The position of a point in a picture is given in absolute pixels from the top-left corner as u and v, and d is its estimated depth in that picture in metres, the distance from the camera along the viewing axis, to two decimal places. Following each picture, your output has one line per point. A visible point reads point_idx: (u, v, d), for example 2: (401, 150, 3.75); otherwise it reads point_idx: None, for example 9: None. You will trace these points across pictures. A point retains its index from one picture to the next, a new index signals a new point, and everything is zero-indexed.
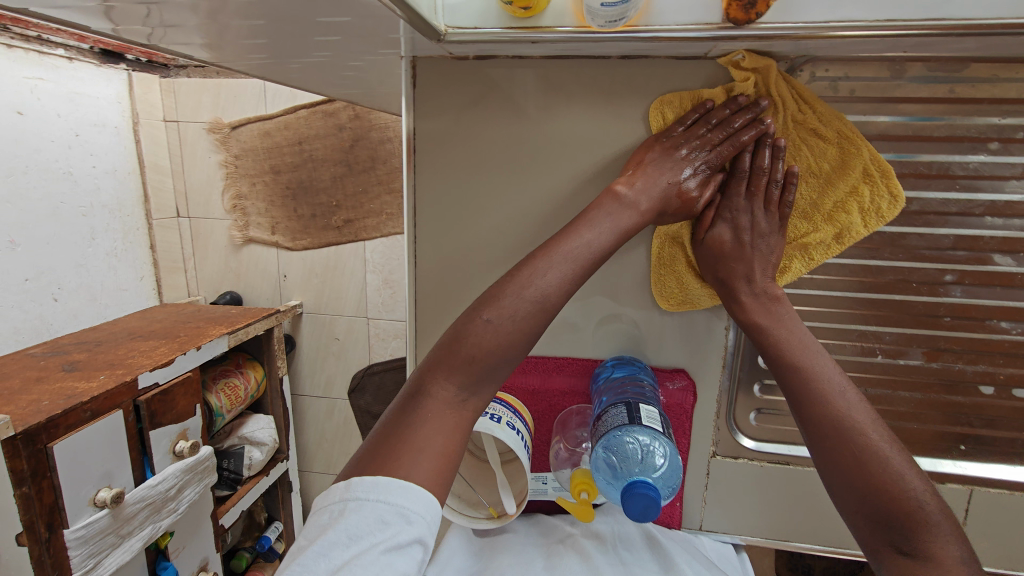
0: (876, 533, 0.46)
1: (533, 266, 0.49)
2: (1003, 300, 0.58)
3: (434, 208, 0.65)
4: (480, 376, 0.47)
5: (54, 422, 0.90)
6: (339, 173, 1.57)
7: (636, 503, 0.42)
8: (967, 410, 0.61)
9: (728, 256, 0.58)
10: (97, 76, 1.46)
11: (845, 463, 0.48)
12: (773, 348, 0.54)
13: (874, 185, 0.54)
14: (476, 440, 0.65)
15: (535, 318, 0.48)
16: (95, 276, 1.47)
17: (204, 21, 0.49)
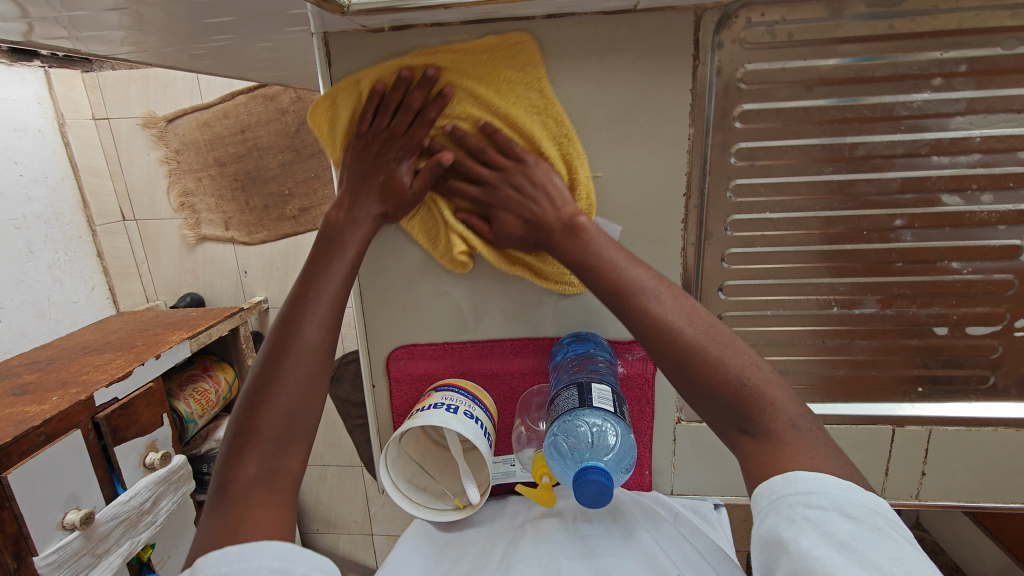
0: (721, 421, 0.43)
1: (307, 316, 0.51)
2: (951, 241, 0.57)
3: None
4: (284, 436, 0.47)
5: (6, 450, 0.87)
6: (287, 160, 1.51)
7: (589, 491, 0.41)
8: (924, 352, 0.61)
9: (523, 215, 0.53)
10: (10, 77, 1.35)
11: (676, 368, 0.44)
12: (593, 273, 0.49)
13: (523, 77, 0.53)
14: (438, 430, 0.63)
15: (313, 362, 0.50)
16: (40, 291, 1.39)
17: (76, 13, 0.44)
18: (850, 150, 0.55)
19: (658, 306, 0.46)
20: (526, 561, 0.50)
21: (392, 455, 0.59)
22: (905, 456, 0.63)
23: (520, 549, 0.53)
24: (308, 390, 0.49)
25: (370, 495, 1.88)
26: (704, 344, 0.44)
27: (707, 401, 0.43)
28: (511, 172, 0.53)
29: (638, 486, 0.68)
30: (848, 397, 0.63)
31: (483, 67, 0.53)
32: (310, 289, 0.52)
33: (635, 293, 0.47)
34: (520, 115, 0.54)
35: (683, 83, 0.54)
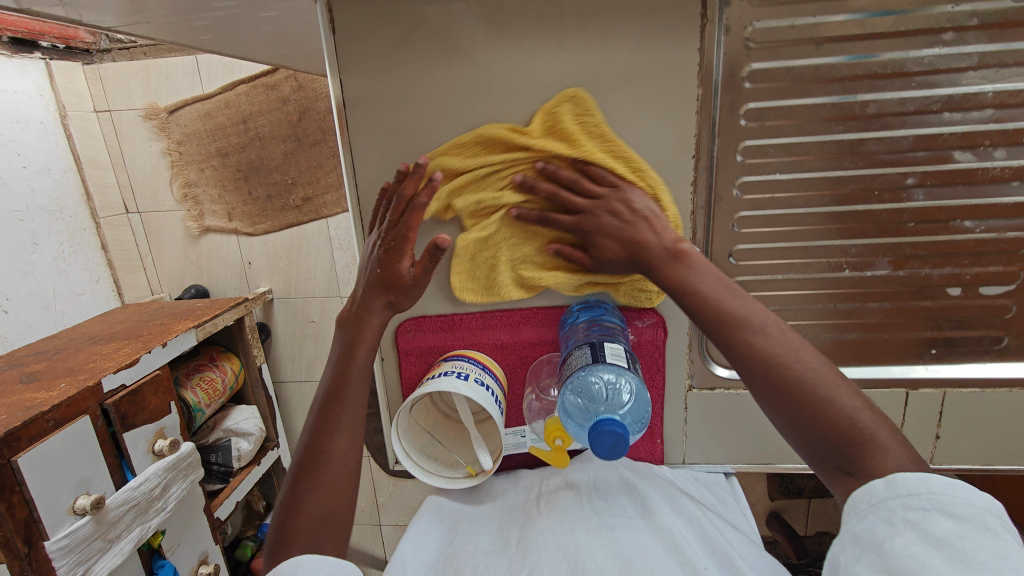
0: (825, 459, 0.42)
1: (333, 426, 0.57)
2: (964, 199, 0.56)
3: (375, 168, 0.60)
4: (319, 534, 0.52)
5: (16, 434, 0.87)
6: (289, 149, 1.51)
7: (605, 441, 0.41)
8: (937, 314, 0.60)
9: (617, 235, 0.54)
10: (11, 69, 1.34)
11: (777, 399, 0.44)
12: (692, 300, 0.49)
13: (592, 115, 0.55)
14: (448, 401, 0.63)
15: (338, 464, 0.56)
16: (45, 282, 1.39)
17: None
18: (861, 108, 0.55)
19: (763, 338, 0.46)
20: (543, 537, 0.51)
21: (402, 421, 0.59)
22: (919, 421, 0.63)
23: (535, 524, 0.54)
24: (336, 493, 0.55)
25: (377, 485, 1.88)
26: (806, 374, 0.44)
27: (813, 438, 0.42)
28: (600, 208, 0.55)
29: (650, 457, 0.68)
30: (860, 360, 0.63)
31: (551, 117, 0.56)
32: (335, 398, 0.58)
33: (741, 326, 0.47)
34: (608, 146, 0.56)
35: (691, 42, 0.53)
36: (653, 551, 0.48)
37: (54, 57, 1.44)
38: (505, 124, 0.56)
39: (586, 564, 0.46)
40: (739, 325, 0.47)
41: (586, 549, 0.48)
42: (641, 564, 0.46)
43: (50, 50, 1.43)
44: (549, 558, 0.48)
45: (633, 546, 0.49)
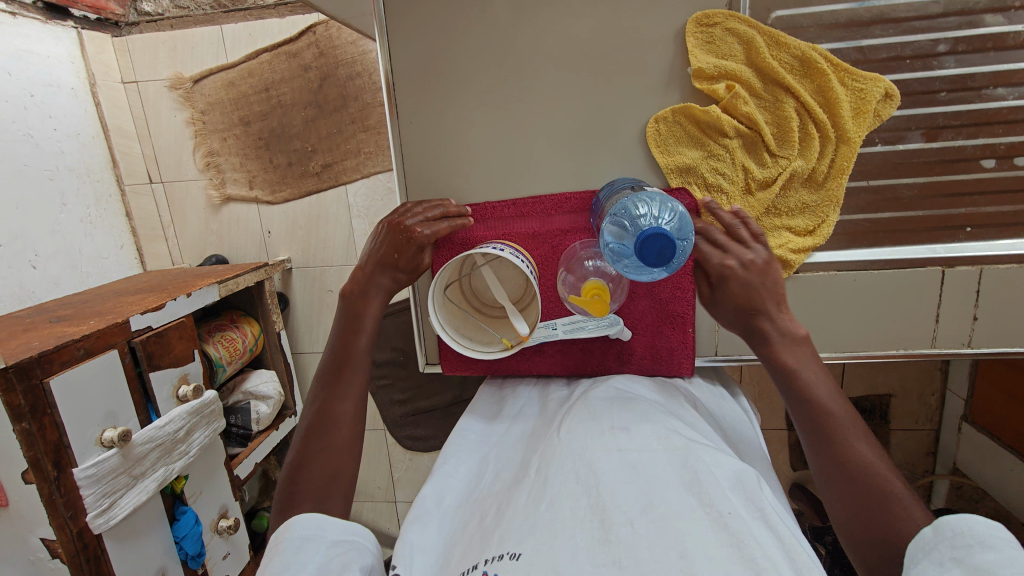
0: (869, 545, 0.50)
1: (338, 390, 0.66)
2: (997, 66, 0.60)
3: (410, 60, 0.69)
4: (325, 490, 0.60)
5: (48, 358, 0.88)
6: (310, 116, 1.53)
7: (652, 246, 0.49)
8: (971, 189, 0.63)
9: (748, 304, 0.64)
10: (45, 34, 1.39)
11: (844, 476, 0.54)
12: (793, 389, 0.60)
13: (861, 96, 0.62)
14: (480, 291, 0.67)
15: (343, 423, 0.65)
16: (72, 242, 1.42)
17: None
18: None
19: (850, 439, 0.55)
20: (561, 464, 0.54)
21: (438, 300, 0.64)
22: (955, 299, 0.65)
23: (554, 451, 0.58)
24: (341, 449, 0.63)
25: (393, 460, 1.87)
26: (878, 475, 0.52)
27: (859, 519, 0.51)
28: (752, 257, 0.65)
29: (681, 345, 0.73)
30: (894, 241, 0.65)
31: (822, 100, 0.63)
32: (339, 366, 0.68)
33: (834, 419, 0.57)
34: (844, 127, 0.63)
35: None
36: (666, 471, 0.51)
37: (85, 27, 1.48)
38: (793, 88, 0.63)
39: (609, 491, 0.49)
40: (831, 418, 0.57)
41: (605, 472, 0.52)
42: (661, 501, 0.47)
43: (82, 20, 1.48)
44: (571, 486, 0.51)
45: (651, 468, 0.51)
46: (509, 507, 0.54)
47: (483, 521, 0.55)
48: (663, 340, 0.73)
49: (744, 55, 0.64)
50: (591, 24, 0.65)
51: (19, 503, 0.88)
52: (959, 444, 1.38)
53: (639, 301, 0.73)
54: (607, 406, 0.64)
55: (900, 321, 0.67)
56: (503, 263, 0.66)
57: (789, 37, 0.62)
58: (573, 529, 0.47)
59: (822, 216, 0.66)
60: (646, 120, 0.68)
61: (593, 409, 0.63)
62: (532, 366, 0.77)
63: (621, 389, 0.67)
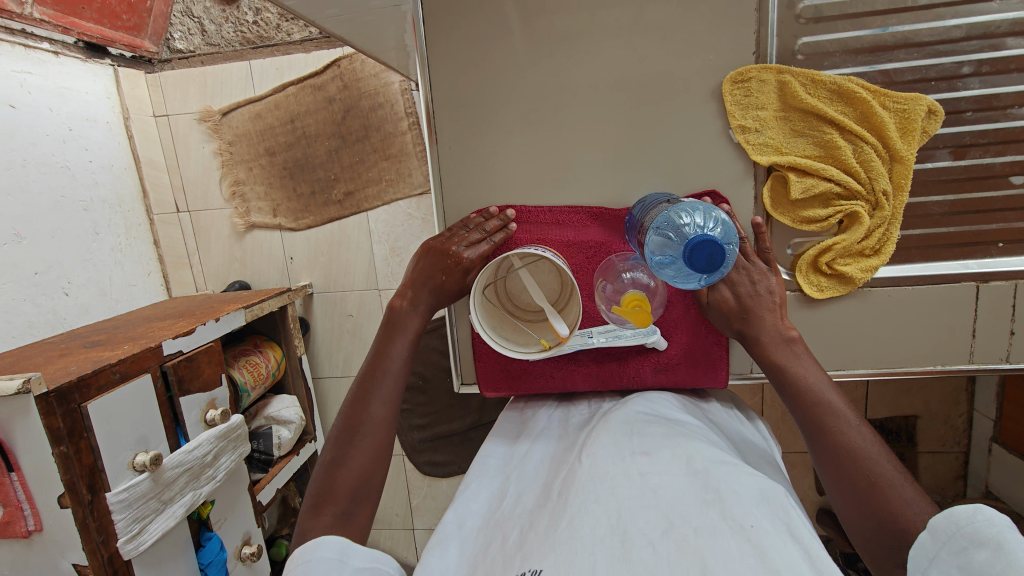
0: (878, 539, 0.53)
1: (373, 397, 0.67)
2: (1020, 86, 0.62)
3: (449, 88, 0.72)
4: (356, 499, 0.62)
5: (86, 382, 0.89)
6: (334, 147, 1.57)
7: (702, 252, 0.57)
8: (1001, 205, 0.64)
9: (733, 314, 0.68)
10: (84, 72, 1.45)
11: (844, 473, 0.56)
12: (793, 388, 0.63)
13: (895, 114, 0.63)
14: (518, 295, 0.73)
15: (379, 434, 0.65)
16: (103, 271, 1.46)
17: None
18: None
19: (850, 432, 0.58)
20: (584, 487, 0.54)
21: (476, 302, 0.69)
22: (993, 314, 0.65)
23: (575, 474, 0.57)
24: (374, 462, 0.64)
25: (411, 488, 1.85)
26: (880, 468, 0.55)
27: (866, 515, 0.54)
28: (743, 272, 0.67)
29: (714, 346, 0.76)
30: (927, 257, 0.66)
31: (853, 116, 0.64)
32: (375, 372, 0.68)
33: (833, 416, 0.60)
34: (878, 143, 0.64)
35: None
36: (685, 490, 0.51)
37: (121, 64, 1.55)
38: (823, 103, 0.65)
39: (631, 514, 0.49)
40: (828, 413, 0.60)
41: (627, 495, 0.52)
42: (684, 525, 0.47)
43: (119, 58, 1.55)
44: (593, 504, 0.51)
45: (669, 490, 0.51)
46: (529, 531, 0.53)
47: (504, 543, 0.54)
48: (697, 344, 0.76)
49: (779, 94, 0.66)
50: (622, 54, 0.68)
51: (53, 529, 0.88)
52: (990, 467, 1.35)
53: (674, 309, 0.76)
54: (628, 430, 0.63)
55: (937, 337, 0.67)
56: (540, 266, 0.72)
57: (824, 74, 0.64)
58: (593, 548, 0.47)
59: (884, 234, 0.66)
60: (679, 143, 0.70)
61: (614, 429, 0.64)
62: (569, 377, 0.78)
63: (646, 413, 0.68)
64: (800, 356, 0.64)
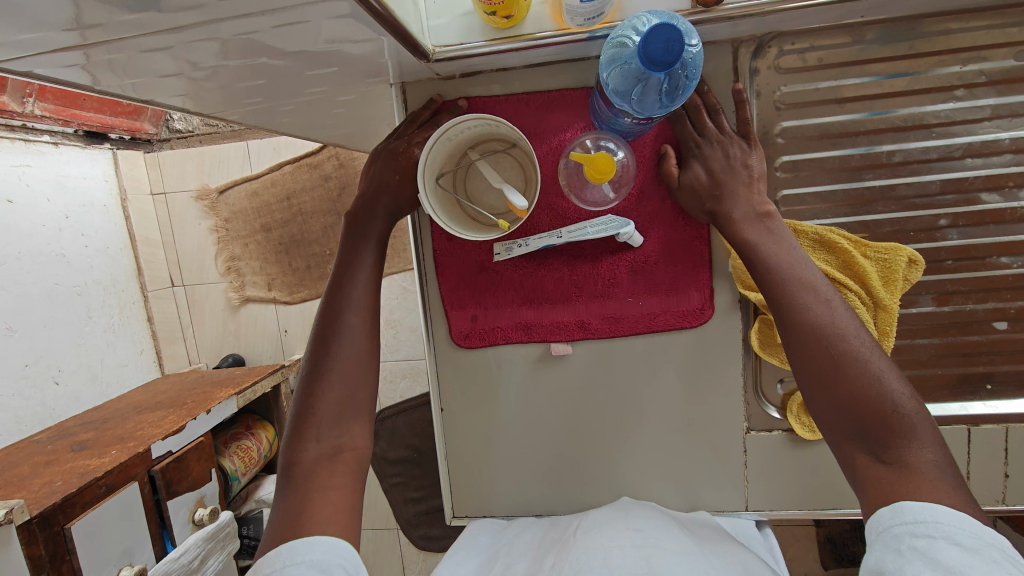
0: (853, 439, 0.47)
1: (345, 304, 0.61)
2: (997, 237, 0.60)
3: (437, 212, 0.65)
4: (342, 416, 0.58)
5: (70, 501, 0.88)
6: (329, 223, 1.59)
7: (659, 40, 0.46)
8: (987, 348, 0.62)
9: (704, 196, 0.58)
10: (83, 158, 1.48)
11: (825, 365, 0.49)
12: (763, 266, 0.54)
13: (880, 263, 0.60)
14: (477, 182, 0.60)
15: (354, 343, 0.60)
16: (94, 355, 1.45)
17: (210, 84, 0.54)
18: (888, 157, 0.60)
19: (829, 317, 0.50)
20: (577, 558, 0.53)
21: (430, 188, 0.57)
22: (984, 458, 0.62)
23: (568, 548, 0.56)
24: (352, 379, 0.59)
25: (406, 561, 1.79)
26: (860, 352, 0.48)
27: (845, 414, 0.47)
28: (713, 145, 0.58)
29: (695, 241, 0.63)
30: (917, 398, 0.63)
31: (837, 263, 0.61)
32: (340, 278, 0.62)
33: (812, 299, 0.51)
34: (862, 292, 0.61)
35: (725, 104, 0.60)
36: (680, 566, 0.50)
37: (120, 147, 1.58)
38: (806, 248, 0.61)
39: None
40: (807, 297, 0.51)
41: (622, 566, 0.50)
42: None
43: (118, 141, 1.58)
44: (589, 574, 0.49)
45: (663, 562, 0.50)
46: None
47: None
48: (676, 238, 0.63)
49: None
50: None
51: None
52: None
53: (647, 200, 0.63)
54: (618, 511, 0.63)
55: None
56: (503, 158, 0.60)
57: (808, 223, 0.61)
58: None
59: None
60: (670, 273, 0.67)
61: (602, 513, 0.64)
62: (538, 283, 0.66)
63: (637, 501, 0.65)
64: (766, 230, 0.56)
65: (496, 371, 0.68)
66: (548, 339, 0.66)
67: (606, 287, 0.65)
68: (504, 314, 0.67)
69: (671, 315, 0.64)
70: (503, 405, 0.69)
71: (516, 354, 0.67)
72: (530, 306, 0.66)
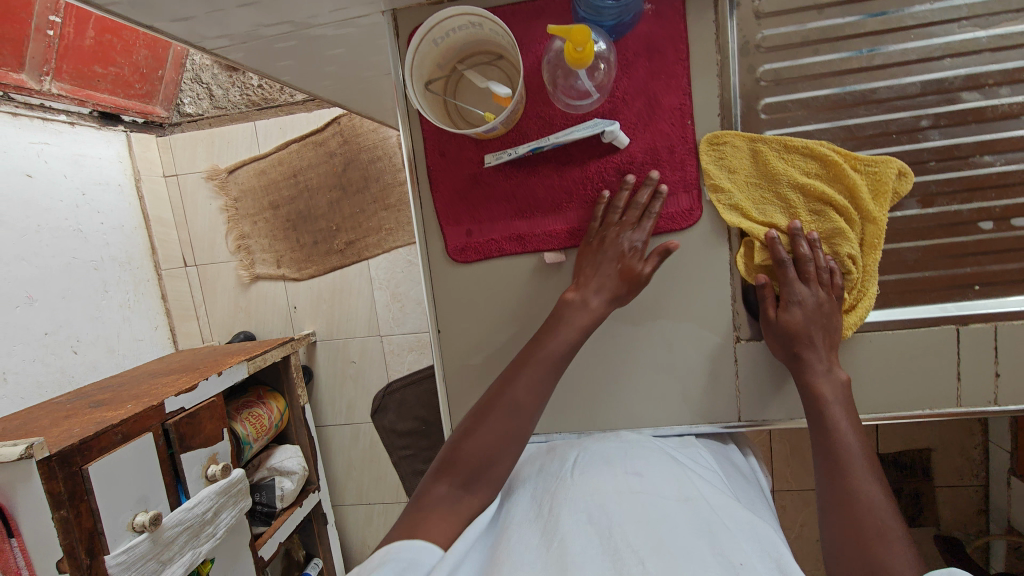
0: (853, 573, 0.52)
1: (521, 378, 0.60)
2: (979, 136, 0.61)
3: (432, 134, 0.67)
4: (477, 479, 0.57)
5: (88, 444, 0.91)
6: (335, 198, 1.63)
7: None
8: (973, 249, 0.63)
9: (793, 337, 0.62)
10: (98, 139, 1.53)
11: (844, 507, 0.55)
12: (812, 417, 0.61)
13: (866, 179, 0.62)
14: (466, 91, 0.63)
15: (514, 418, 0.59)
16: (111, 328, 1.49)
17: (212, 7, 0.58)
18: (867, 61, 0.61)
19: (862, 478, 0.56)
20: (575, 504, 0.53)
21: (419, 92, 0.60)
22: (974, 358, 0.63)
23: (568, 488, 0.57)
24: (505, 441, 0.58)
25: None
26: (876, 506, 0.54)
27: (851, 549, 0.53)
28: (810, 292, 0.62)
29: (682, 141, 0.64)
30: (905, 301, 0.64)
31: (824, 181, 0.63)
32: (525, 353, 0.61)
33: (848, 456, 0.58)
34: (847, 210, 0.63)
35: (705, 14, 0.62)
36: (679, 512, 0.51)
37: (134, 130, 1.64)
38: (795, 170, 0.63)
39: (621, 529, 0.49)
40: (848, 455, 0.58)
41: (621, 516, 0.51)
42: (676, 547, 0.46)
43: (132, 124, 1.63)
44: (589, 520, 0.51)
45: (661, 510, 0.51)
46: (516, 536, 0.52)
47: (502, 537, 0.53)
48: (662, 140, 0.65)
49: (754, 165, 0.64)
50: None
51: None
52: (1012, 502, 1.30)
53: (633, 103, 0.64)
54: (620, 451, 0.63)
55: (925, 385, 0.64)
56: (489, 70, 0.63)
57: (795, 138, 0.63)
58: (584, 562, 0.46)
59: (860, 288, 0.64)
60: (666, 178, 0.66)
61: (604, 450, 0.64)
62: (530, 193, 0.67)
63: (638, 443, 0.66)
64: (840, 391, 0.61)
65: (491, 284, 0.70)
66: (542, 249, 0.68)
67: (595, 193, 0.66)
68: (498, 227, 0.69)
69: (660, 218, 0.66)
70: (499, 319, 0.71)
71: (511, 268, 0.70)
72: (522, 217, 0.68)
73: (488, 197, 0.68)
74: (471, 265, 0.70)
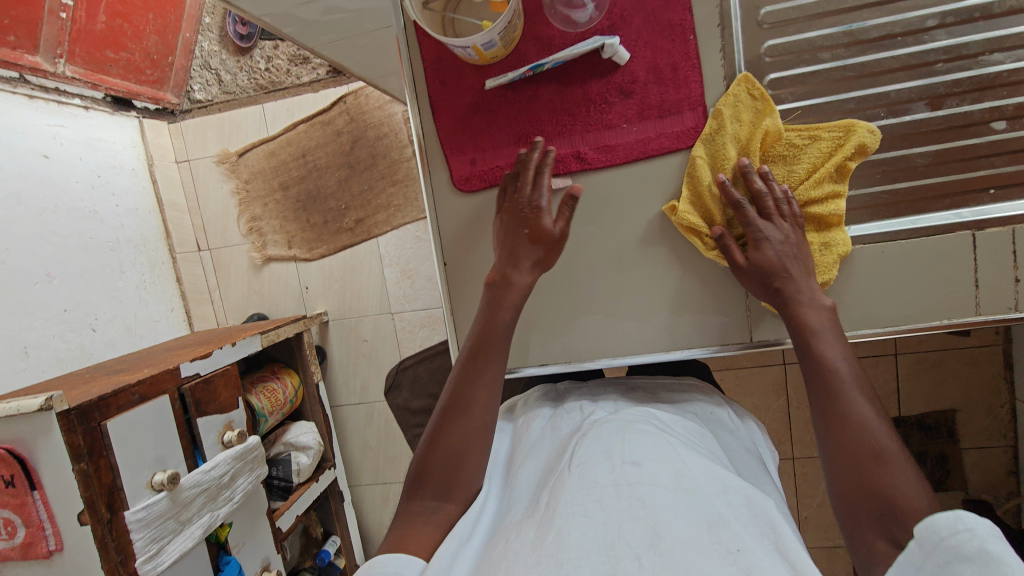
0: (871, 517, 0.46)
1: (476, 378, 0.59)
2: (988, 33, 0.60)
3: (434, 65, 0.68)
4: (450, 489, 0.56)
5: (105, 401, 0.92)
6: (343, 176, 1.64)
7: None
8: (986, 151, 0.62)
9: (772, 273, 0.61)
10: (112, 124, 1.57)
11: (845, 443, 0.50)
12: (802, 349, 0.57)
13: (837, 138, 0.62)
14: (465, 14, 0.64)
15: (472, 419, 0.58)
16: (128, 308, 1.52)
17: None
18: None
19: (860, 403, 0.52)
20: (571, 498, 0.50)
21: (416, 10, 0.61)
22: (992, 262, 0.62)
23: (563, 482, 0.53)
24: (469, 444, 0.57)
25: None
26: (878, 437, 0.49)
27: (859, 487, 0.48)
28: (779, 229, 0.62)
29: (684, 58, 0.64)
30: (917, 209, 0.64)
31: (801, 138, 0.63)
32: (476, 352, 0.61)
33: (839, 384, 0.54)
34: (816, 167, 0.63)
35: None
36: (675, 502, 0.47)
37: (146, 116, 1.67)
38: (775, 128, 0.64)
39: (621, 529, 0.45)
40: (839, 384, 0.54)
41: (616, 514, 0.47)
42: (675, 543, 0.43)
43: (144, 110, 1.67)
44: (585, 517, 0.47)
45: (659, 500, 0.47)
46: (512, 540, 0.49)
47: (499, 540, 0.50)
48: (664, 57, 0.64)
49: (752, 123, 0.64)
50: None
51: (73, 548, 0.89)
52: None
53: (633, 19, 0.64)
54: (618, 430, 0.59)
55: (941, 293, 0.64)
56: None
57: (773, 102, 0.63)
58: (578, 567, 0.43)
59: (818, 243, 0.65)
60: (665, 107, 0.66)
61: (599, 430, 0.61)
62: (532, 117, 0.68)
63: (637, 419, 0.62)
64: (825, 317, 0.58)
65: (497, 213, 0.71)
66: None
67: (598, 115, 0.66)
68: (502, 154, 0.69)
69: (665, 138, 0.66)
70: None
71: None
72: (526, 142, 0.68)
73: (491, 124, 0.69)
74: (477, 193, 0.71)
